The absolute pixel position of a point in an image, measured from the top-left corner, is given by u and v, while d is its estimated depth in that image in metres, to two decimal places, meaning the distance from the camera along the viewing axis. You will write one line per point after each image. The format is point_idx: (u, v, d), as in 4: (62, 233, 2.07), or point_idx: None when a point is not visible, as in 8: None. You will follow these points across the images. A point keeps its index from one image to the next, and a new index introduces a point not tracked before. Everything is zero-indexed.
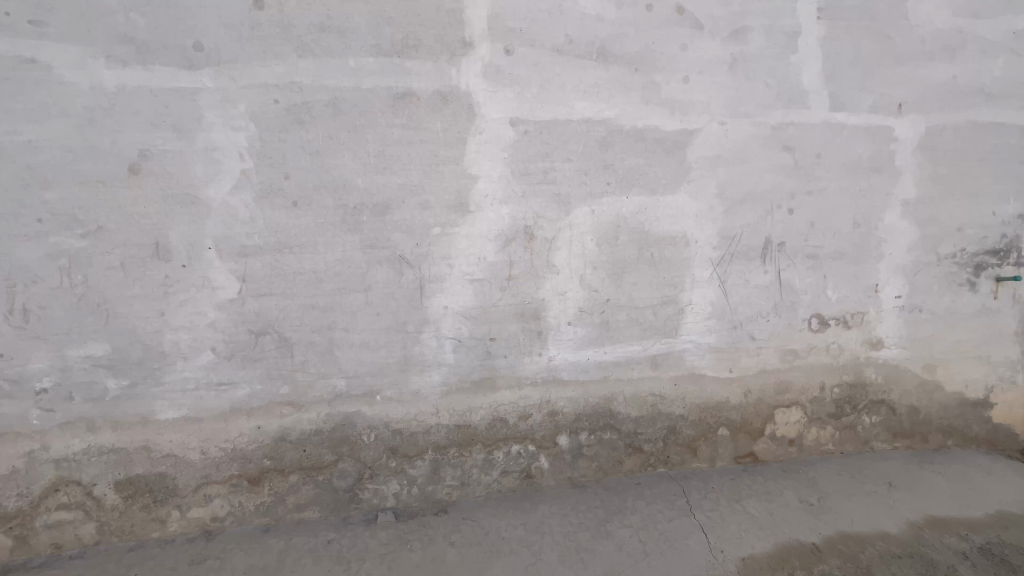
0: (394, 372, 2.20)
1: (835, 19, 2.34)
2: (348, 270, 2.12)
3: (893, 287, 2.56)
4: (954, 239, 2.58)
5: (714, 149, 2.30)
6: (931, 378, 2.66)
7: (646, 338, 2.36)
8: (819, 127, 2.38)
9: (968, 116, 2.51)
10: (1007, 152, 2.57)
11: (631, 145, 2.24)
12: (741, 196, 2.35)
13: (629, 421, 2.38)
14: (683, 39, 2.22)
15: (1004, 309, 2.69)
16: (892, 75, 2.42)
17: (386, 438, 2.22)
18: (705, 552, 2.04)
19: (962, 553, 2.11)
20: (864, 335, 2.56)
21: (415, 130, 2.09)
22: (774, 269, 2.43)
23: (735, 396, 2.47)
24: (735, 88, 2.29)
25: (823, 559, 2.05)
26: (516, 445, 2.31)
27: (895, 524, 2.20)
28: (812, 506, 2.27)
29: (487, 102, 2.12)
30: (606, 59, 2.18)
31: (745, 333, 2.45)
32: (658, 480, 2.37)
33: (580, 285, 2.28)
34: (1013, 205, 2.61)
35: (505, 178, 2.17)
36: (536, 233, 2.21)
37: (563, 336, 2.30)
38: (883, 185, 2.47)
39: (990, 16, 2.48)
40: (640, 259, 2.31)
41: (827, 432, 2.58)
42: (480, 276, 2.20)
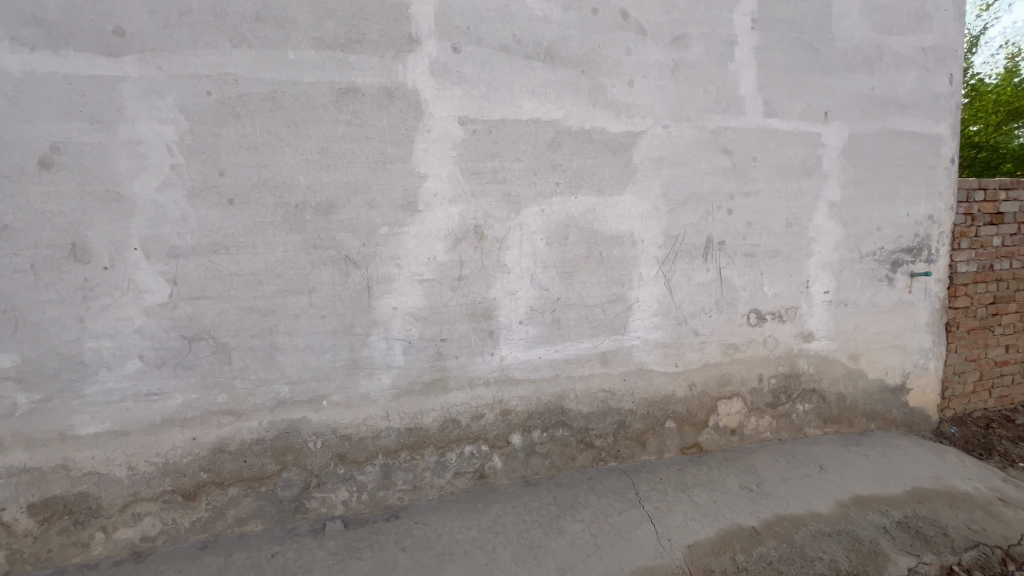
0: (341, 376, 2.13)
1: (767, 30, 2.47)
2: (291, 271, 2.03)
3: (822, 282, 2.73)
4: (874, 238, 2.79)
5: (659, 151, 2.38)
6: (855, 367, 2.87)
7: (596, 336, 2.41)
8: (754, 131, 2.50)
9: (884, 125, 2.72)
10: (918, 158, 2.81)
11: (579, 146, 2.28)
12: (684, 197, 2.44)
13: (580, 417, 2.43)
14: (627, 43, 2.29)
15: (917, 302, 2.94)
16: (819, 84, 2.58)
17: (333, 444, 2.15)
18: (653, 541, 2.10)
19: (883, 527, 2.27)
20: (797, 328, 2.73)
21: (361, 127, 2.04)
22: (715, 267, 2.54)
23: (680, 389, 2.57)
24: (677, 93, 2.37)
25: (762, 541, 2.14)
26: (469, 446, 2.30)
27: (825, 504, 2.35)
28: (751, 492, 2.39)
29: (434, 100, 2.09)
30: (554, 61, 2.21)
31: (689, 329, 2.54)
32: (608, 474, 2.44)
33: (530, 284, 2.29)
34: (923, 207, 2.86)
35: (454, 177, 2.15)
36: (486, 233, 2.21)
37: (515, 335, 2.31)
38: (812, 188, 2.63)
39: (902, 33, 2.70)
40: (589, 258, 2.35)
41: (765, 420, 2.73)
42: (429, 276, 2.17)
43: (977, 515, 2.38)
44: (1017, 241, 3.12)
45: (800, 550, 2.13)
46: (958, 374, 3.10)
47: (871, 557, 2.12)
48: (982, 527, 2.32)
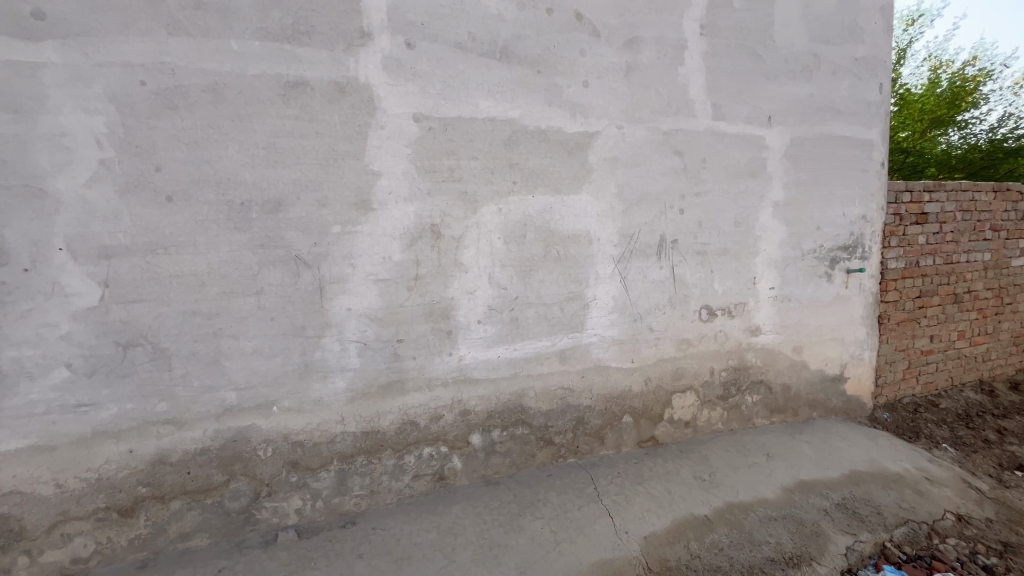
0: (293, 381, 2.05)
1: (715, 37, 2.57)
2: (237, 272, 1.94)
3: (768, 279, 2.87)
4: (814, 236, 2.95)
5: (613, 151, 2.42)
6: (799, 359, 3.03)
7: (554, 334, 2.43)
8: (703, 133, 2.59)
9: (822, 130, 2.88)
10: (852, 161, 2.99)
11: (535, 145, 2.29)
12: (637, 197, 2.50)
13: (540, 415, 2.44)
14: (582, 44, 2.32)
15: (853, 296, 3.13)
16: (762, 90, 2.70)
17: (285, 451, 2.07)
18: (611, 534, 2.14)
19: (824, 509, 2.40)
20: (745, 323, 2.85)
21: (310, 122, 1.97)
22: (668, 264, 2.61)
23: (636, 384, 2.63)
24: (630, 94, 2.43)
25: (714, 528, 2.23)
26: (427, 448, 2.27)
27: (772, 490, 2.47)
28: (704, 481, 2.48)
29: (388, 96, 2.05)
30: (509, 60, 2.21)
31: (644, 325, 2.61)
32: (567, 470, 2.47)
33: (488, 283, 2.29)
34: (857, 207, 3.05)
35: (409, 175, 2.11)
36: (443, 232, 2.19)
37: (473, 335, 2.29)
38: (757, 189, 2.76)
39: (836, 43, 2.87)
40: (547, 257, 2.37)
41: (716, 412, 2.84)
42: (385, 276, 2.13)
43: (906, 494, 2.57)
44: (940, 239, 3.38)
45: (749, 536, 2.22)
46: (890, 364, 3.33)
47: (813, 538, 2.25)
48: (910, 505, 2.51)
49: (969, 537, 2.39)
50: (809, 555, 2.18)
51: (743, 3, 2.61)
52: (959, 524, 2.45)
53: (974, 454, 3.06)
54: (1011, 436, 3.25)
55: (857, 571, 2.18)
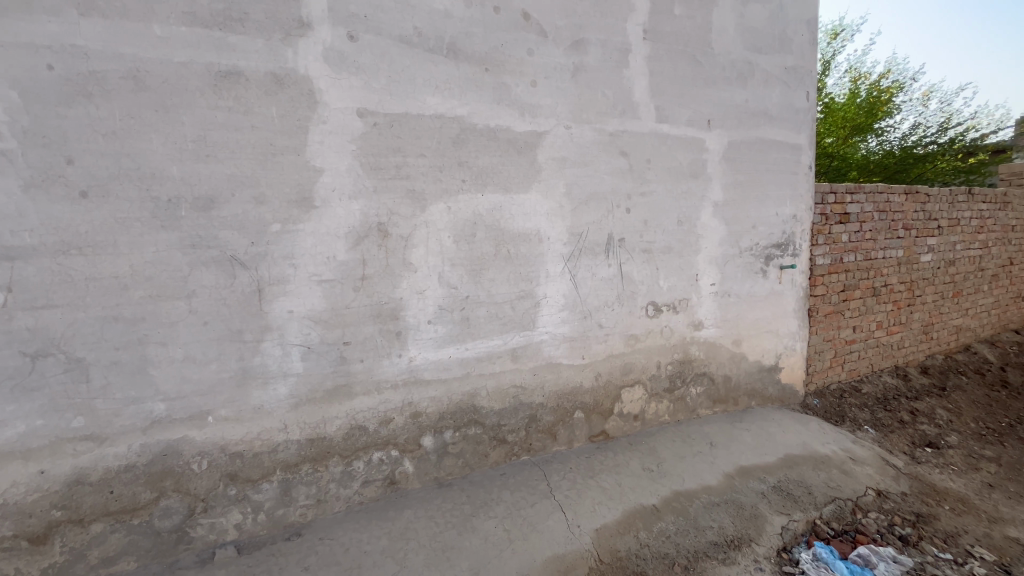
0: (230, 388, 1.94)
1: (657, 42, 2.65)
2: (165, 274, 1.81)
3: (709, 276, 3.00)
4: (750, 235, 3.12)
5: (562, 151, 2.45)
6: (738, 352, 3.19)
7: (506, 332, 2.43)
8: (648, 135, 2.67)
9: (756, 134, 3.05)
10: (784, 164, 3.18)
11: (484, 144, 2.28)
12: (586, 196, 2.54)
13: (492, 414, 2.43)
14: (530, 44, 2.33)
15: (786, 291, 3.33)
16: (702, 94, 2.82)
17: (222, 464, 1.95)
18: (564, 529, 2.16)
19: (762, 492, 2.55)
20: (689, 318, 2.96)
21: (245, 115, 1.86)
22: (616, 262, 2.68)
23: (587, 380, 2.68)
24: (577, 95, 2.46)
25: (661, 517, 2.31)
26: (377, 453, 2.21)
27: (714, 477, 2.59)
28: (652, 472, 2.56)
29: (329, 90, 1.98)
30: (456, 56, 2.19)
31: (594, 322, 2.66)
32: (520, 468, 2.47)
33: (438, 283, 2.25)
34: (788, 208, 3.24)
35: (354, 172, 2.04)
36: (390, 231, 2.13)
37: (423, 335, 2.25)
38: (698, 189, 2.88)
39: (768, 52, 3.04)
40: (497, 255, 2.36)
41: (663, 405, 2.94)
42: (330, 276, 2.05)
43: (834, 474, 2.77)
44: (860, 237, 3.66)
45: (694, 522, 2.32)
46: (819, 353, 3.57)
47: (752, 520, 2.37)
48: (837, 484, 2.70)
49: (888, 510, 2.60)
50: (749, 536, 2.30)
51: (683, 11, 2.71)
52: (879, 499, 2.66)
53: (891, 435, 3.34)
54: (922, 416, 3.58)
55: (792, 548, 2.31)
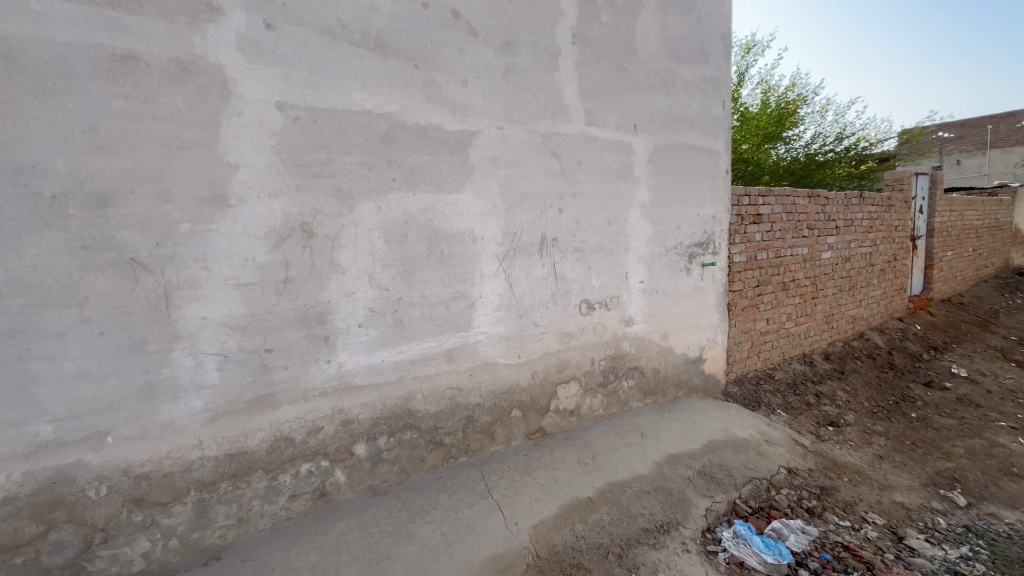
0: (133, 405, 1.76)
1: (586, 47, 2.73)
2: (50, 279, 1.61)
3: (638, 274, 3.13)
4: (675, 234, 3.29)
5: (494, 151, 2.46)
6: (666, 345, 3.36)
7: (441, 334, 2.39)
8: (578, 137, 2.74)
9: (678, 139, 3.22)
10: (703, 167, 3.38)
11: (415, 142, 2.23)
12: (518, 197, 2.56)
13: (428, 418, 2.39)
14: (459, 43, 2.31)
15: (708, 287, 3.54)
16: (629, 99, 2.94)
17: (125, 488, 1.77)
18: (502, 527, 2.17)
19: (688, 478, 2.70)
20: (620, 314, 3.08)
21: (146, 104, 1.71)
22: (550, 261, 2.72)
23: (523, 379, 2.70)
24: (509, 96, 2.48)
25: (596, 508, 2.37)
26: (305, 464, 2.11)
27: (645, 466, 2.70)
28: (587, 465, 2.63)
29: (244, 80, 1.85)
30: (384, 51, 2.13)
31: (529, 321, 2.69)
32: (458, 470, 2.45)
33: (369, 285, 2.18)
34: (708, 209, 3.46)
35: (274, 169, 1.93)
36: (315, 231, 2.03)
37: (354, 339, 2.17)
38: (626, 191, 2.99)
39: (688, 62, 3.22)
40: (430, 256, 2.32)
41: (598, 399, 3.03)
42: (248, 279, 1.92)
43: (751, 456, 2.98)
44: (772, 237, 3.98)
45: (626, 510, 2.41)
46: (737, 344, 3.84)
47: (679, 505, 2.51)
48: (753, 465, 2.92)
49: (797, 485, 2.84)
50: (676, 520, 2.42)
51: (609, 18, 2.81)
52: (790, 476, 2.91)
53: (800, 416, 3.66)
54: (825, 398, 3.96)
55: (715, 528, 2.46)
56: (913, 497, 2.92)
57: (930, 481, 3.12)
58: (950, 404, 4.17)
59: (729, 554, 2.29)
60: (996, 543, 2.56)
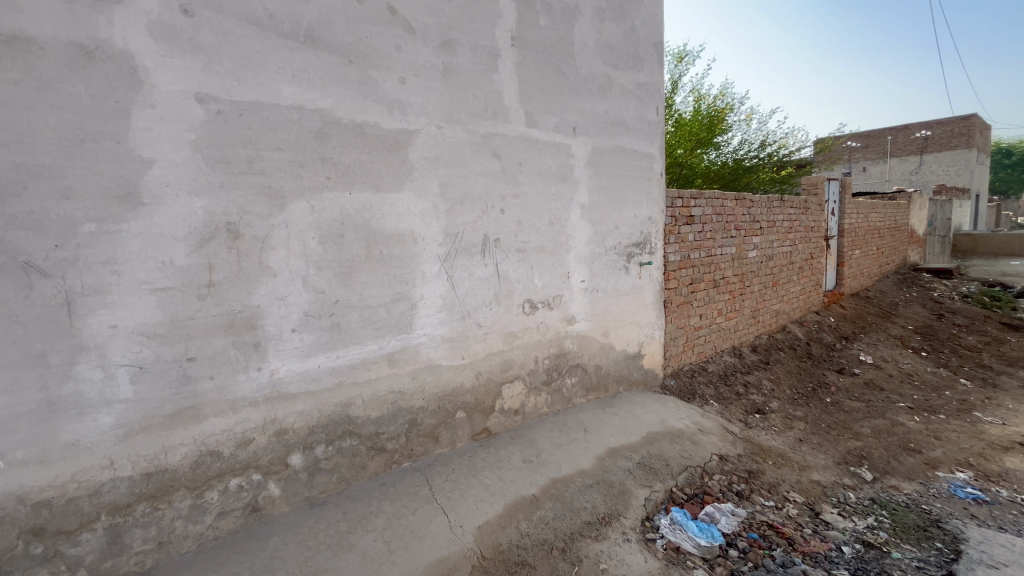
0: (29, 425, 1.58)
1: (524, 49, 2.76)
2: None
3: (580, 273, 3.21)
4: (614, 234, 3.40)
5: (434, 150, 2.43)
6: (606, 342, 3.46)
7: (381, 337, 2.33)
8: (518, 139, 2.77)
9: (615, 142, 3.32)
10: (639, 170, 3.52)
11: (350, 139, 2.16)
12: (459, 197, 2.54)
13: (369, 423, 2.33)
14: (396, 39, 2.26)
15: (645, 285, 3.69)
16: (567, 102, 3.00)
17: (21, 518, 1.59)
18: (446, 531, 2.15)
19: (628, 469, 2.80)
20: (562, 313, 3.14)
21: (41, 91, 1.55)
22: (492, 262, 2.73)
23: (467, 380, 2.69)
24: (447, 95, 2.45)
25: (541, 505, 2.40)
26: (234, 479, 1.99)
27: (587, 460, 2.77)
28: (531, 463, 2.66)
29: (157, 68, 1.71)
30: (315, 45, 2.05)
31: (472, 322, 2.68)
32: (401, 476, 2.40)
33: (303, 288, 2.09)
34: (644, 210, 3.60)
35: (193, 165, 1.80)
36: (242, 231, 1.92)
37: (286, 345, 2.06)
38: (567, 192, 3.06)
39: (623, 68, 3.34)
40: (368, 257, 2.26)
41: (542, 397, 3.07)
42: (166, 284, 1.78)
43: (686, 445, 3.14)
44: (703, 237, 4.20)
45: (570, 505, 2.46)
46: (673, 339, 4.02)
47: (620, 496, 2.59)
48: (688, 454, 3.07)
49: (728, 471, 3.02)
50: (618, 511, 2.50)
51: (547, 22, 2.86)
52: (721, 462, 3.08)
53: (730, 406, 3.90)
54: (753, 387, 4.24)
55: (653, 516, 2.56)
56: (828, 475, 3.20)
57: (842, 459, 3.42)
58: (858, 389, 4.59)
59: (666, 541, 2.40)
60: (896, 512, 2.85)
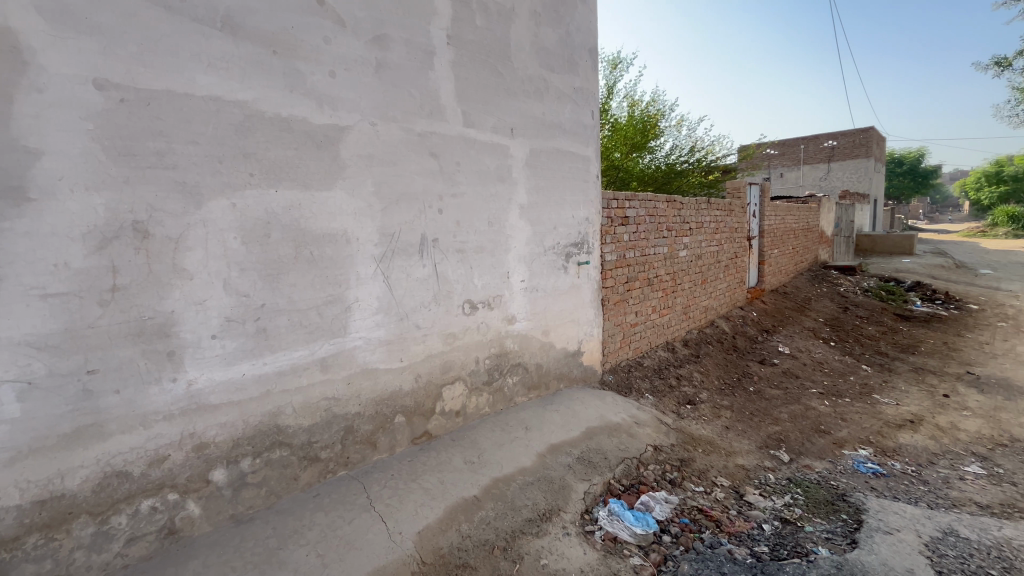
0: None
1: (460, 48, 2.74)
2: None
3: (519, 273, 3.24)
4: (552, 234, 3.46)
5: (367, 148, 2.35)
6: (547, 341, 3.51)
7: (312, 341, 2.23)
8: (455, 138, 2.74)
9: (552, 144, 3.38)
10: (576, 172, 3.60)
11: (275, 134, 2.05)
12: (395, 196, 2.48)
13: (301, 433, 2.22)
14: (324, 31, 2.17)
15: (583, 284, 3.78)
16: (504, 103, 3.02)
17: None
18: (385, 538, 2.09)
19: (568, 465, 2.86)
20: (503, 313, 3.15)
21: None
22: (430, 262, 2.69)
23: (406, 383, 2.63)
24: (381, 92, 2.39)
25: (482, 505, 2.40)
26: (146, 501, 1.83)
27: (529, 458, 2.80)
28: (472, 463, 2.65)
29: (46, 49, 1.54)
30: (234, 33, 1.92)
31: (411, 324, 2.62)
32: (336, 486, 2.31)
33: (224, 292, 1.95)
34: (581, 211, 3.69)
35: (92, 158, 1.64)
36: (151, 230, 1.77)
37: (205, 353, 1.92)
38: (505, 192, 3.07)
39: (559, 72, 3.40)
40: (297, 259, 2.15)
41: (483, 398, 3.07)
42: (59, 290, 1.61)
43: (623, 438, 3.25)
44: (637, 237, 4.37)
45: (511, 504, 2.47)
46: (611, 336, 4.16)
47: (560, 491, 2.64)
48: (625, 446, 3.18)
49: (662, 460, 3.16)
50: (558, 506, 2.54)
51: (483, 22, 2.85)
52: (655, 452, 3.22)
53: (664, 398, 4.09)
54: (684, 380, 4.47)
55: (592, 509, 2.63)
56: (751, 459, 3.43)
57: (764, 443, 3.68)
58: (777, 378, 4.97)
59: (604, 532, 2.47)
60: (809, 489, 3.11)
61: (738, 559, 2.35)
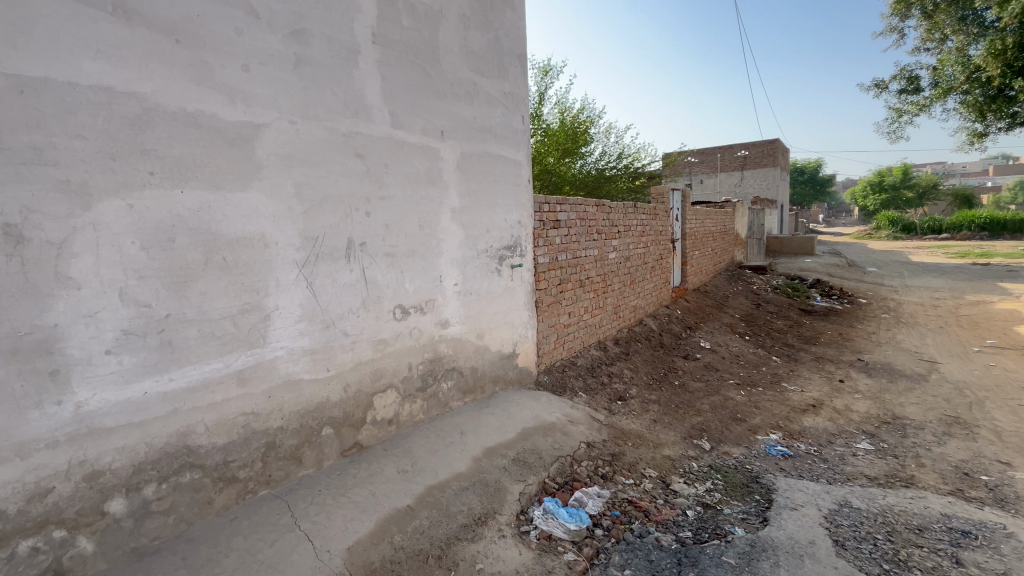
0: None
1: (386, 48, 2.68)
2: None
3: (452, 277, 3.21)
4: (485, 238, 3.47)
5: (286, 148, 2.23)
6: (481, 343, 3.51)
7: (227, 353, 2.07)
8: (383, 139, 2.67)
9: (483, 148, 3.39)
10: (507, 175, 3.63)
11: (180, 130, 1.89)
12: (319, 198, 2.37)
13: (215, 452, 2.06)
14: (236, 22, 2.04)
15: (517, 287, 3.81)
16: (434, 105, 2.99)
17: None
18: (310, 558, 1.98)
19: (503, 467, 2.87)
20: (436, 317, 3.10)
21: None
22: (358, 267, 2.59)
23: (334, 394, 2.52)
24: (301, 89, 2.28)
25: (415, 515, 2.34)
26: (26, 541, 1.62)
27: (464, 463, 2.78)
28: (406, 472, 2.59)
29: None
30: (129, 18, 1.75)
31: (338, 331, 2.51)
32: (257, 506, 2.16)
33: (119, 302, 1.77)
34: (513, 215, 3.72)
35: None
36: (27, 235, 1.57)
37: (97, 370, 1.72)
38: (436, 195, 3.04)
39: (488, 75, 3.42)
40: (209, 265, 2.00)
41: (417, 404, 3.01)
42: None
43: (558, 437, 3.31)
44: (569, 240, 4.49)
45: (446, 510, 2.44)
46: (545, 337, 4.23)
47: (496, 494, 2.65)
48: (560, 444, 3.24)
49: (594, 456, 3.26)
50: (493, 509, 2.55)
51: (410, 22, 2.81)
52: (589, 449, 3.31)
53: (597, 396, 4.23)
54: (616, 377, 4.65)
55: (528, 509, 2.66)
56: (677, 449, 3.63)
57: (688, 434, 3.91)
58: (699, 371, 5.30)
59: (538, 531, 2.51)
60: (728, 474, 3.34)
61: (665, 546, 2.48)
